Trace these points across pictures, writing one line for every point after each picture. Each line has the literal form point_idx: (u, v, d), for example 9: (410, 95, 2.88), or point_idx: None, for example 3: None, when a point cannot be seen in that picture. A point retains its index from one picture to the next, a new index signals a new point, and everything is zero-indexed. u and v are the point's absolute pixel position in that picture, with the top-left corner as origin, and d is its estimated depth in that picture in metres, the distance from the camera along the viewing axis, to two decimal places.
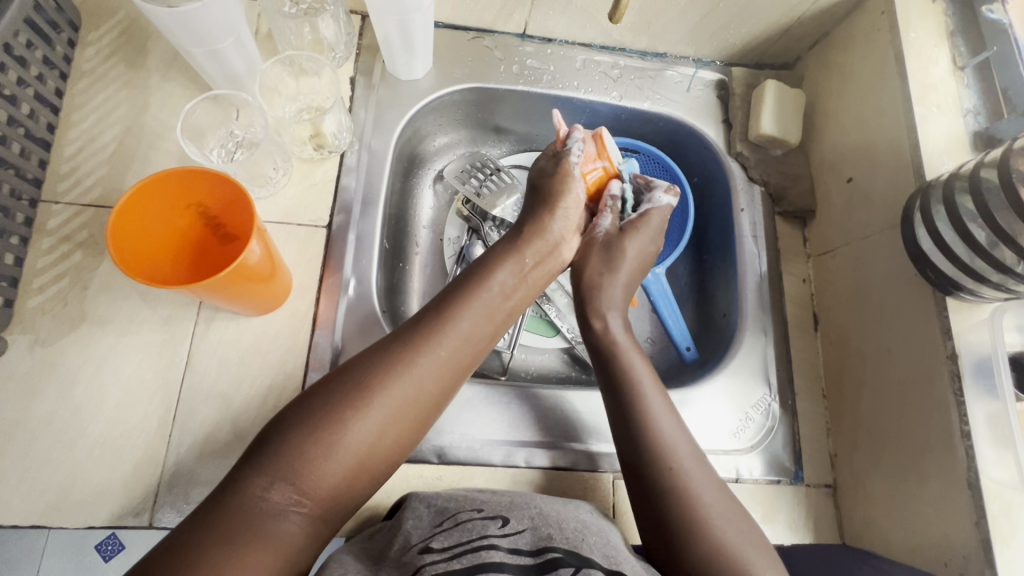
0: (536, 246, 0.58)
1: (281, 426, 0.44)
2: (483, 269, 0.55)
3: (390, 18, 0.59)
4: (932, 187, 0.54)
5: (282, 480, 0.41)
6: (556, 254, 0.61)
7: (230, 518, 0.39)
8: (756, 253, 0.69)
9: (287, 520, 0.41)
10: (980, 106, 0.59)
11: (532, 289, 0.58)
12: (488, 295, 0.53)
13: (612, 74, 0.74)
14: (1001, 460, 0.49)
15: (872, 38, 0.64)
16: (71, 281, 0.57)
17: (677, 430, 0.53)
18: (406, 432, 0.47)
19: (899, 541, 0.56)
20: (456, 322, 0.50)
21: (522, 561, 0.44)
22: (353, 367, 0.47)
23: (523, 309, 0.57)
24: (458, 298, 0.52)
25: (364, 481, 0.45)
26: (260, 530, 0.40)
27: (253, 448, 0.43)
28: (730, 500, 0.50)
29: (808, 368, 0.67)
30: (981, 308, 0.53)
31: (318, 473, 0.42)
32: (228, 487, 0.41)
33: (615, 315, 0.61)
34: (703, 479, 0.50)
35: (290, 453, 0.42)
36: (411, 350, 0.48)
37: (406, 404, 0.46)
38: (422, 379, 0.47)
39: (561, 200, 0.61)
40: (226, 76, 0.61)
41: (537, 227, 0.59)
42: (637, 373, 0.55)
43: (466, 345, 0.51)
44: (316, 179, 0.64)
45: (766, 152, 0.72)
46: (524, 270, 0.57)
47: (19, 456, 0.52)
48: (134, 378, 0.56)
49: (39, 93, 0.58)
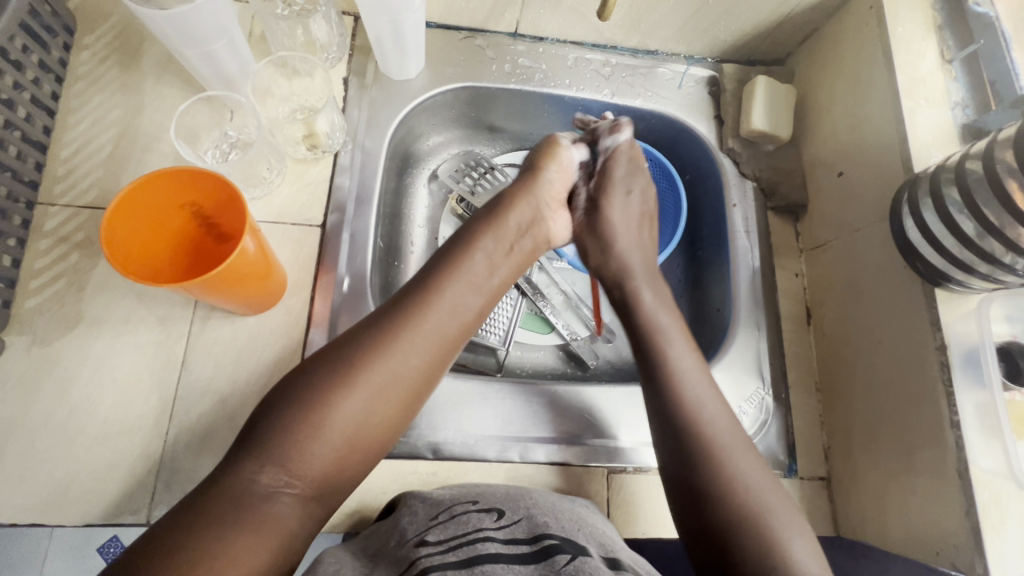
0: (520, 212, 0.58)
1: (266, 412, 0.44)
2: (466, 244, 0.55)
3: (380, 19, 0.59)
4: (919, 179, 0.54)
5: (272, 463, 0.42)
6: (537, 229, 0.60)
7: (220, 500, 0.39)
8: (748, 248, 0.70)
9: (280, 502, 0.41)
10: (968, 100, 0.60)
11: (518, 263, 0.58)
12: (471, 265, 0.53)
13: (603, 72, 0.74)
14: (989, 449, 0.49)
15: (861, 32, 0.64)
16: (68, 282, 0.57)
17: (704, 391, 0.53)
18: (395, 410, 0.47)
19: (892, 531, 0.56)
20: (440, 295, 0.51)
21: (518, 550, 0.44)
22: (338, 347, 0.47)
23: (510, 283, 0.57)
24: (438, 274, 0.52)
25: (354, 462, 0.45)
26: (253, 512, 0.40)
27: (243, 435, 0.44)
28: (755, 459, 0.50)
29: (800, 362, 0.67)
30: (968, 300, 0.53)
31: (308, 454, 0.43)
32: (217, 474, 0.41)
33: (638, 259, 0.63)
34: (737, 448, 0.50)
35: (279, 436, 0.42)
36: (393, 327, 0.48)
37: (392, 383, 0.47)
38: (407, 355, 0.47)
39: (543, 168, 0.61)
40: (220, 77, 0.62)
41: (514, 200, 0.59)
42: (665, 324, 0.57)
43: (452, 319, 0.51)
44: (310, 178, 0.64)
45: (757, 147, 0.72)
46: (508, 243, 0.57)
47: (17, 455, 0.53)
48: (130, 378, 0.56)
49: (36, 97, 0.58)
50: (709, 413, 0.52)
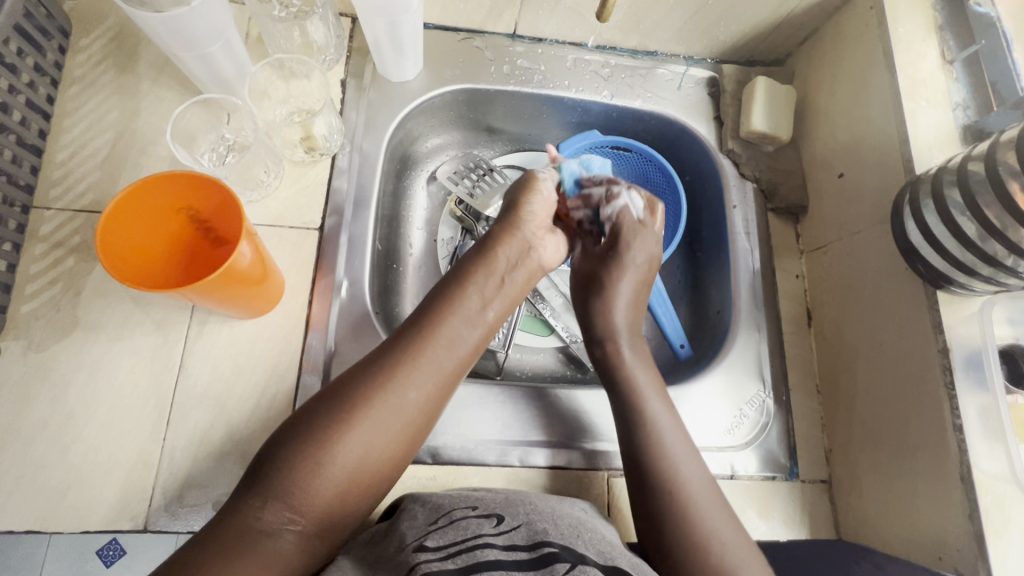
0: (508, 247, 0.56)
1: (271, 448, 0.44)
2: (461, 277, 0.54)
3: (379, 20, 0.59)
4: (921, 181, 0.54)
5: (274, 500, 0.41)
6: (533, 257, 0.58)
7: (225, 538, 0.40)
8: (748, 250, 0.69)
9: (280, 540, 0.41)
10: (969, 100, 0.59)
11: (516, 293, 0.56)
12: (465, 299, 0.52)
13: (603, 73, 0.74)
14: (992, 454, 0.49)
15: (862, 33, 0.64)
16: (64, 286, 0.57)
17: (686, 455, 0.53)
18: (396, 446, 0.46)
19: (894, 534, 0.56)
20: (435, 332, 0.49)
21: (517, 556, 0.44)
22: (339, 385, 0.47)
23: (508, 313, 0.55)
24: (435, 309, 0.51)
25: (357, 497, 0.44)
26: (254, 551, 0.40)
27: (251, 469, 0.44)
28: (733, 525, 0.50)
29: (801, 364, 0.67)
30: (971, 302, 0.53)
31: (309, 491, 0.42)
32: (226, 509, 0.42)
33: (621, 307, 0.60)
34: (711, 512, 0.50)
35: (280, 474, 0.42)
36: (391, 362, 0.47)
37: (391, 423, 0.46)
38: (404, 390, 0.47)
39: (525, 203, 0.58)
40: (216, 80, 0.61)
41: (502, 234, 0.56)
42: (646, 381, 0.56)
43: (449, 354, 0.50)
44: (308, 181, 0.64)
45: (757, 148, 0.72)
46: (503, 275, 0.55)
47: (12, 462, 0.52)
48: (127, 384, 0.56)
49: (31, 100, 0.58)
50: (669, 440, 0.53)
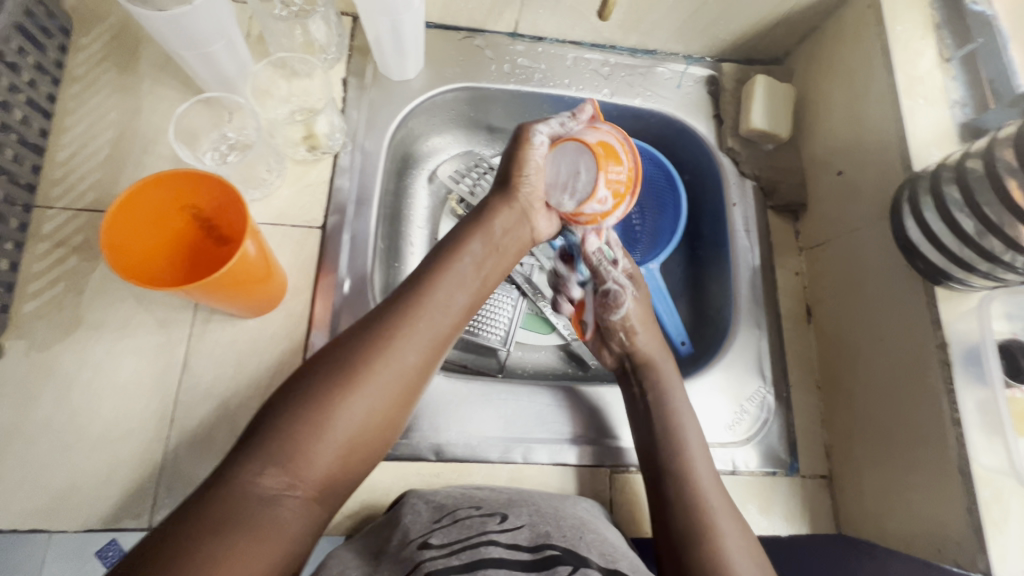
0: (505, 216, 0.57)
1: (267, 414, 0.43)
2: (455, 241, 0.55)
3: (380, 19, 0.59)
4: (920, 177, 0.54)
5: (273, 464, 0.41)
6: (525, 226, 0.60)
7: (221, 505, 0.38)
8: (748, 247, 0.70)
9: (281, 505, 0.40)
10: (967, 98, 0.60)
11: (503, 261, 0.57)
12: (460, 265, 0.53)
13: (603, 72, 0.74)
14: (991, 446, 0.50)
15: (860, 31, 0.64)
16: (66, 285, 0.57)
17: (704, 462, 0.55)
18: (394, 409, 0.46)
19: (892, 529, 0.56)
20: (432, 294, 0.50)
21: (520, 556, 0.44)
22: (336, 349, 0.46)
23: (496, 280, 0.57)
24: (431, 272, 0.52)
25: (355, 464, 0.44)
26: (254, 517, 0.38)
27: (244, 437, 0.43)
28: (741, 527, 0.51)
29: (801, 360, 0.67)
30: (970, 297, 0.54)
31: (312, 455, 0.42)
32: (218, 475, 0.40)
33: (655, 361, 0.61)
34: (722, 513, 0.51)
35: (280, 438, 0.41)
36: (392, 325, 0.47)
37: (390, 385, 0.46)
38: (404, 352, 0.47)
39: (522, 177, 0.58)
40: (218, 78, 0.61)
41: (498, 204, 0.58)
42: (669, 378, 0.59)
43: (445, 317, 0.50)
44: (310, 180, 0.64)
45: (757, 146, 0.73)
46: (493, 241, 0.56)
47: (15, 460, 0.52)
48: (131, 382, 0.56)
49: (32, 99, 0.58)
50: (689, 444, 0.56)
